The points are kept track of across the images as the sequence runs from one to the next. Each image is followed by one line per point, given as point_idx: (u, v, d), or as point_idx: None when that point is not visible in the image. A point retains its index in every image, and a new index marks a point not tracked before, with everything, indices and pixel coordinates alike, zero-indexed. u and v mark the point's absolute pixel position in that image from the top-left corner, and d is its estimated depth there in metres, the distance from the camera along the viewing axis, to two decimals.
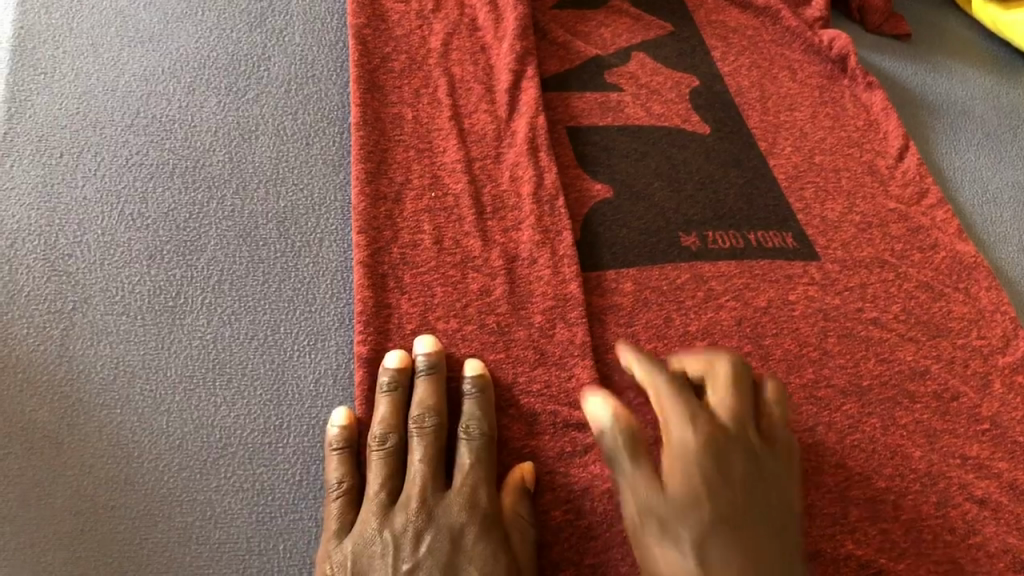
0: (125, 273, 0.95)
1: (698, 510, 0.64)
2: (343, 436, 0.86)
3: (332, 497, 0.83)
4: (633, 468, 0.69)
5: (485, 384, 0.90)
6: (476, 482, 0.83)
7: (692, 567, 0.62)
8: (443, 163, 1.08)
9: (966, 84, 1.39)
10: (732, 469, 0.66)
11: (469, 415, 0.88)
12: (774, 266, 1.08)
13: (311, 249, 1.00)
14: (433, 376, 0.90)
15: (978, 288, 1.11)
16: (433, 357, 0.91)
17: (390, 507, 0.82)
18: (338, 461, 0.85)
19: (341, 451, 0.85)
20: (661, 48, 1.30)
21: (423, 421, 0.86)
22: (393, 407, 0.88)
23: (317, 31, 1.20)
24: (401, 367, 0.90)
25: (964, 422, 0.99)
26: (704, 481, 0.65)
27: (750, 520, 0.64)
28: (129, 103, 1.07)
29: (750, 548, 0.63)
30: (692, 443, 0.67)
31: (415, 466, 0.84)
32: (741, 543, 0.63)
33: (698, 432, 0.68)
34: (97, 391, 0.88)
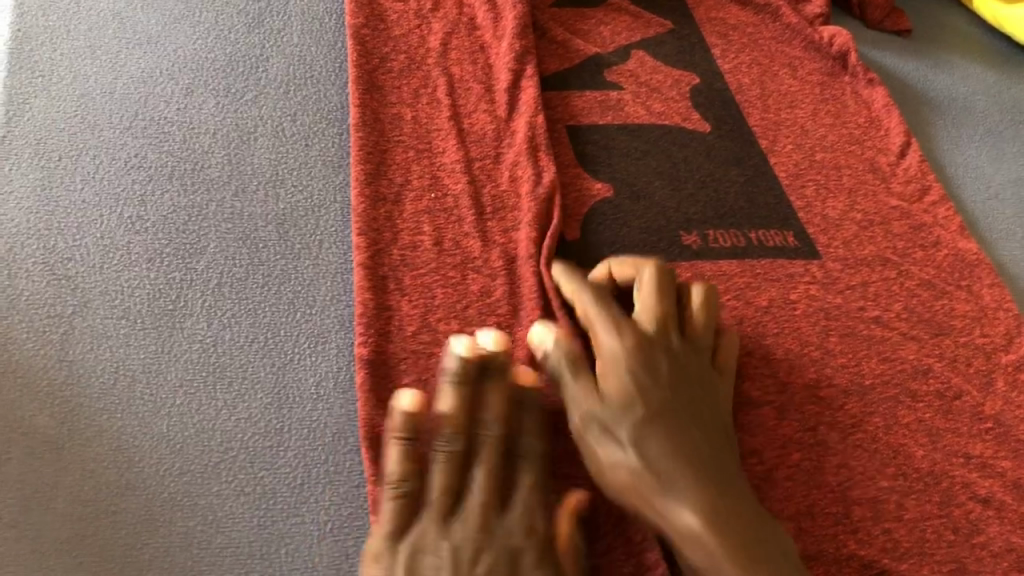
0: (124, 276, 0.94)
1: (634, 410, 0.77)
2: (410, 428, 0.80)
3: (388, 493, 0.77)
4: (573, 383, 0.81)
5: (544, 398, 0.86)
6: (536, 504, 0.79)
7: (633, 461, 0.75)
8: (442, 163, 1.08)
9: (967, 80, 1.39)
10: (659, 376, 0.80)
11: (528, 430, 0.84)
12: (775, 265, 1.07)
13: (310, 251, 1.00)
14: (497, 381, 0.84)
15: (981, 286, 1.10)
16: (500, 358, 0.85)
17: (450, 514, 0.76)
18: (398, 454, 0.79)
19: (405, 444, 0.79)
20: (661, 46, 1.29)
21: (490, 427, 0.81)
22: (458, 403, 0.82)
23: (315, 31, 1.19)
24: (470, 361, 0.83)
25: (967, 420, 0.99)
26: (636, 389, 0.79)
27: (680, 421, 0.78)
28: (127, 105, 1.06)
29: (682, 446, 0.76)
30: (622, 358, 0.81)
31: (479, 474, 0.79)
32: (674, 442, 0.76)
33: (626, 349, 0.81)
34: (97, 395, 0.87)
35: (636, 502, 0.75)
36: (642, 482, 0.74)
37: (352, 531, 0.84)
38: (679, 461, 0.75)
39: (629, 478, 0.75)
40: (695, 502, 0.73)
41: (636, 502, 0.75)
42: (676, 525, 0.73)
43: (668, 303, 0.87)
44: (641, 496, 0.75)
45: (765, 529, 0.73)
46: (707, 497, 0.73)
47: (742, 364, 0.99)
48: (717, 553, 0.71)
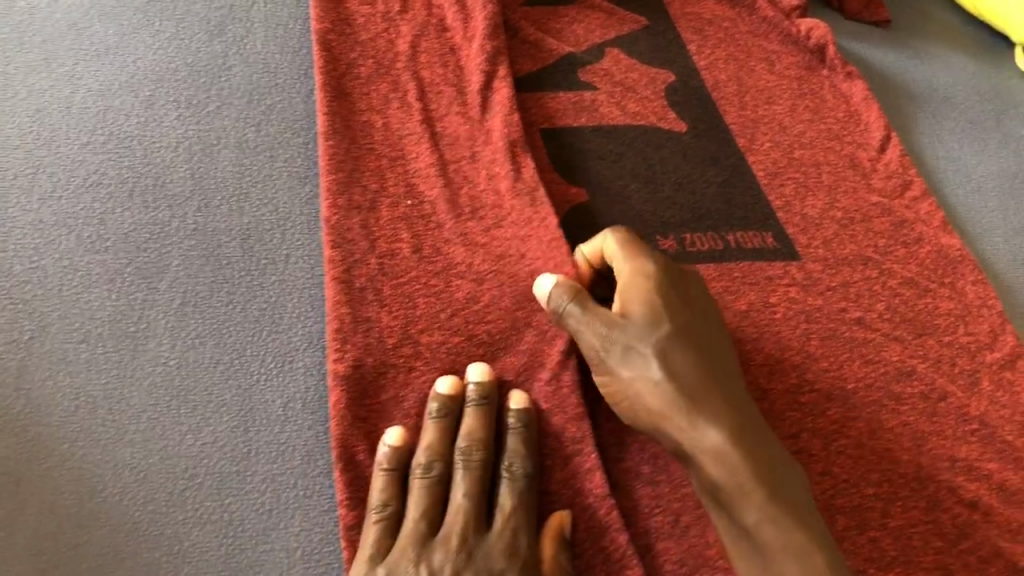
0: (84, 299, 0.92)
1: (665, 330, 0.81)
2: (393, 457, 0.84)
3: (371, 521, 0.80)
4: (588, 309, 0.84)
5: (530, 420, 0.88)
6: (518, 526, 0.81)
7: (664, 376, 0.79)
8: (415, 170, 1.05)
9: (947, 70, 1.36)
10: (684, 303, 0.84)
11: (513, 452, 0.85)
12: (754, 268, 1.05)
13: (277, 266, 0.97)
14: (481, 409, 0.87)
15: (964, 283, 1.08)
16: (484, 389, 0.88)
17: (429, 539, 0.79)
18: (383, 483, 0.82)
19: (388, 472, 0.83)
20: (635, 43, 1.27)
21: (471, 454, 0.84)
22: (440, 436, 0.85)
23: (280, 38, 1.16)
24: (451, 396, 0.88)
25: (952, 422, 0.97)
26: (667, 312, 0.82)
27: (704, 348, 0.83)
28: (85, 120, 1.03)
29: (707, 371, 0.80)
30: (650, 283, 0.84)
31: (459, 498, 0.81)
32: (700, 366, 0.80)
33: (653, 275, 0.85)
34: (58, 423, 0.85)
35: (661, 416, 0.79)
36: (672, 396, 0.78)
37: (324, 557, 0.81)
38: (705, 383, 0.79)
39: (657, 392, 0.79)
40: (722, 422, 0.77)
41: (662, 417, 0.78)
42: (703, 440, 0.77)
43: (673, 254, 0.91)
44: (669, 410, 0.78)
45: (779, 458, 0.78)
46: (732, 420, 0.78)
47: None
48: (741, 471, 0.75)
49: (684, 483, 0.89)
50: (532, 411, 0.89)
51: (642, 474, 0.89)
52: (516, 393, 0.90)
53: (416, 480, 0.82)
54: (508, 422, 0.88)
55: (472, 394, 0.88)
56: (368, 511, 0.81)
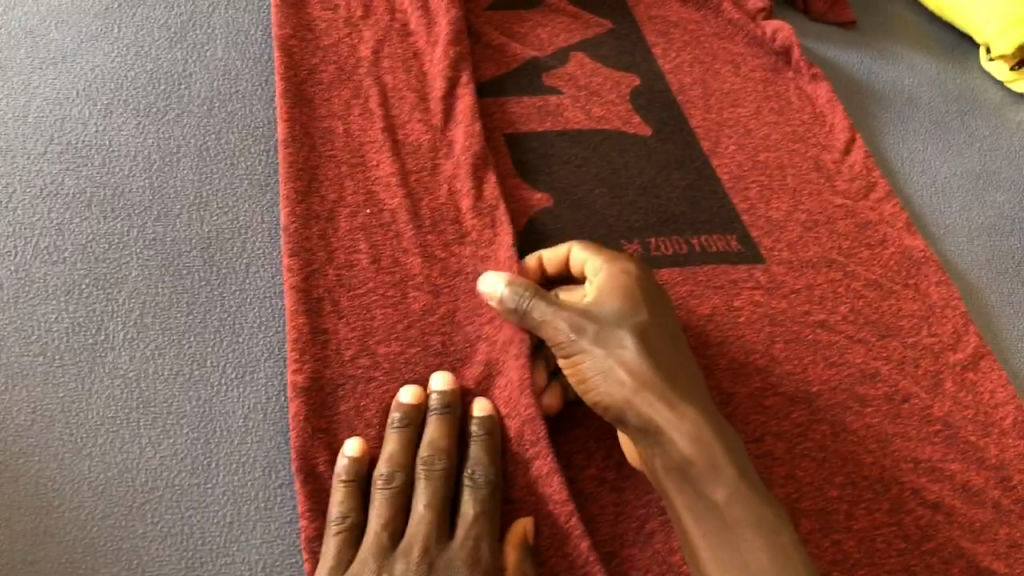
0: (41, 311, 0.90)
1: (638, 316, 0.80)
2: (352, 469, 0.83)
3: (330, 532, 0.80)
4: (553, 300, 0.81)
5: (493, 428, 0.87)
6: (480, 533, 0.80)
7: (640, 354, 0.76)
8: (377, 177, 1.05)
9: (913, 70, 1.37)
10: (654, 296, 0.83)
11: (475, 460, 0.85)
12: (718, 271, 1.05)
13: (237, 275, 0.96)
14: (444, 418, 0.87)
15: (927, 284, 1.09)
16: (447, 397, 0.88)
17: (390, 550, 0.78)
18: (343, 494, 0.82)
19: (347, 484, 0.82)
20: (600, 47, 1.26)
21: (433, 463, 0.83)
22: (403, 446, 0.85)
23: (241, 44, 1.15)
24: (413, 406, 0.87)
25: (915, 423, 0.97)
26: (639, 300, 0.81)
27: (672, 341, 0.81)
28: (42, 129, 1.02)
29: (676, 359, 0.79)
30: (622, 276, 0.83)
31: (420, 507, 0.81)
32: (669, 355, 0.79)
33: (626, 269, 0.84)
34: (14, 437, 0.84)
35: (633, 391, 0.75)
36: (647, 374, 0.75)
37: (284, 570, 0.81)
38: (676, 370, 0.77)
39: (632, 368, 0.75)
40: (693, 405, 0.75)
41: (635, 392, 0.74)
42: (678, 417, 0.73)
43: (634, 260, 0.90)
44: (642, 386, 0.75)
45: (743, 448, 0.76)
46: (702, 405, 0.76)
47: None
48: (715, 449, 0.72)
49: (646, 489, 0.89)
50: (495, 418, 0.88)
51: (605, 481, 0.89)
52: (479, 401, 0.90)
53: (377, 490, 0.82)
54: (471, 430, 0.88)
55: (435, 403, 0.88)
56: (327, 523, 0.81)
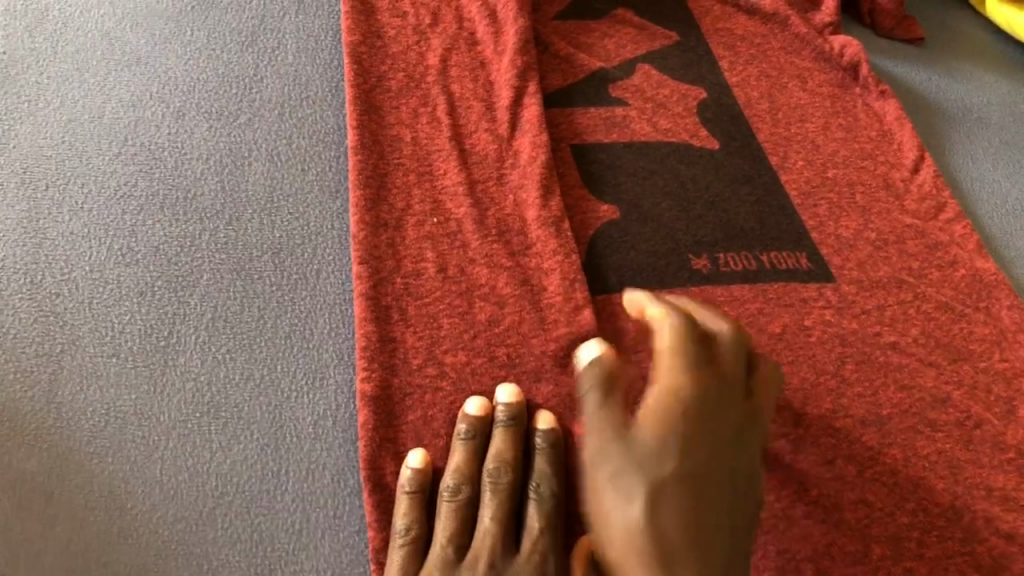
0: (114, 312, 0.91)
1: (664, 466, 0.62)
2: (417, 479, 0.83)
3: (395, 546, 0.79)
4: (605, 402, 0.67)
5: (558, 440, 0.86)
6: (545, 548, 0.79)
7: (643, 521, 0.61)
8: (444, 186, 1.05)
9: (982, 89, 1.35)
10: (707, 430, 0.64)
11: (541, 473, 0.84)
12: (788, 289, 1.04)
13: (308, 281, 0.96)
14: (509, 430, 0.86)
15: (999, 308, 1.07)
16: (514, 409, 0.87)
17: (456, 565, 0.78)
18: (408, 506, 0.81)
19: (412, 494, 0.82)
20: (666, 59, 1.25)
21: (498, 476, 0.83)
22: (468, 458, 0.85)
23: (311, 49, 1.15)
24: (481, 417, 0.87)
25: (988, 451, 0.95)
26: (675, 441, 0.63)
27: (708, 491, 0.62)
28: (117, 131, 1.03)
29: (700, 524, 0.61)
30: (671, 399, 0.65)
31: (485, 522, 0.80)
32: (694, 510, 0.61)
33: (676, 388, 0.65)
34: (87, 438, 0.84)
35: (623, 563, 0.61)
36: (642, 546, 0.60)
37: None
38: (694, 538, 0.61)
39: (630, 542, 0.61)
40: None
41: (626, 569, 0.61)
42: None
43: (734, 346, 0.70)
44: (631, 555, 0.61)
45: None
46: None
47: None
48: None
49: None
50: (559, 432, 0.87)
51: None
52: (543, 413, 0.89)
53: (443, 504, 0.82)
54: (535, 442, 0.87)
55: (502, 415, 0.87)
56: (392, 536, 0.80)
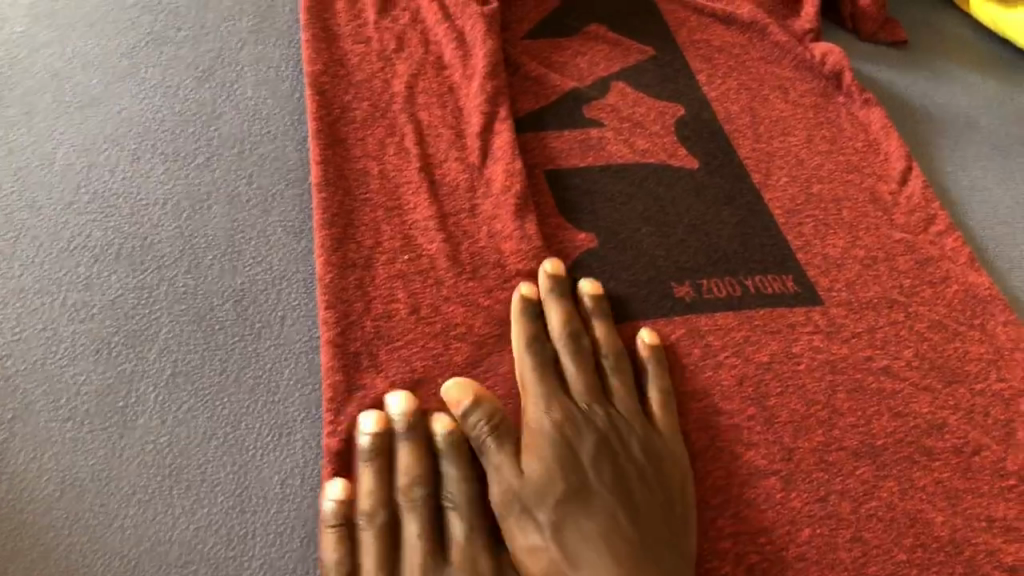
0: (69, 372, 0.87)
1: (525, 504, 0.80)
2: (338, 511, 0.79)
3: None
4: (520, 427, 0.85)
5: (460, 442, 0.83)
6: (478, 551, 0.79)
7: (544, 526, 0.79)
8: (414, 221, 1.00)
9: (968, 90, 1.31)
10: (533, 465, 0.82)
11: (452, 479, 0.82)
12: (775, 315, 1.00)
13: (272, 329, 0.92)
14: (412, 441, 0.83)
15: (995, 324, 1.03)
16: (411, 416, 0.84)
17: None
18: (335, 541, 0.78)
19: (337, 528, 0.79)
20: (642, 75, 1.21)
21: (414, 492, 0.80)
22: (379, 479, 0.81)
23: (271, 81, 1.11)
24: (379, 434, 0.83)
25: (987, 479, 0.92)
26: (521, 509, 0.80)
27: (575, 473, 0.82)
28: (69, 178, 0.99)
29: (571, 503, 0.80)
30: (503, 477, 0.81)
31: (411, 541, 0.79)
32: (569, 484, 0.81)
33: (499, 470, 0.81)
34: (43, 509, 0.80)
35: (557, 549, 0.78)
36: (551, 538, 0.78)
37: None
38: (574, 506, 0.80)
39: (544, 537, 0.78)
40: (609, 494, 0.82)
41: (556, 542, 0.78)
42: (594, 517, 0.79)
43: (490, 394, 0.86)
44: (557, 539, 0.78)
45: (673, 479, 0.85)
46: (608, 511, 0.80)
47: (743, 431, 0.92)
48: (625, 524, 0.79)
49: (707, 558, 0.84)
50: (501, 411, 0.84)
51: None
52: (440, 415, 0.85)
53: (365, 531, 0.79)
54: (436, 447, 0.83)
55: (400, 425, 0.84)
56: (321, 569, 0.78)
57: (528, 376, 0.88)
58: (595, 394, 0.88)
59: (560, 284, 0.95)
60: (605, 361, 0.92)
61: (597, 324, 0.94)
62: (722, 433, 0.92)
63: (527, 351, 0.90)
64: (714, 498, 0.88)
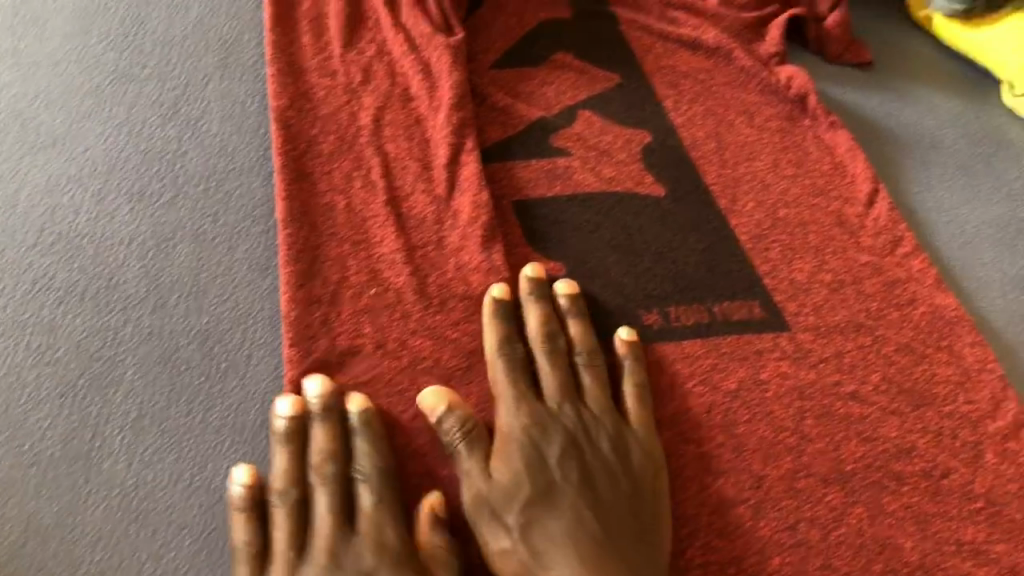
0: (33, 417, 0.86)
1: (494, 507, 0.83)
2: (246, 493, 0.81)
3: (238, 560, 0.79)
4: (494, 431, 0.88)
5: (373, 417, 0.86)
6: (384, 520, 0.81)
7: (512, 527, 0.82)
8: (380, 255, 1.00)
9: (933, 111, 1.32)
10: (502, 468, 0.85)
11: (363, 453, 0.84)
12: (742, 342, 1.01)
13: (238, 368, 0.92)
14: (326, 421, 0.85)
15: (961, 345, 1.03)
16: (326, 398, 0.87)
17: (299, 562, 0.78)
18: (243, 524, 0.80)
19: (244, 510, 0.81)
20: (609, 103, 1.22)
21: (325, 468, 0.83)
22: (291, 459, 0.83)
23: (236, 117, 1.11)
24: (294, 415, 0.85)
25: (956, 502, 0.92)
26: (490, 512, 0.83)
27: (541, 474, 0.84)
28: (33, 220, 0.98)
29: (538, 504, 0.83)
30: (472, 482, 0.84)
31: (319, 514, 0.81)
32: (535, 485, 0.84)
33: (470, 476, 0.84)
34: (7, 558, 0.79)
35: (526, 549, 0.81)
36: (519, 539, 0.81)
37: None
38: (540, 506, 0.83)
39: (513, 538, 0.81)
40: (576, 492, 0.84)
41: (524, 543, 0.81)
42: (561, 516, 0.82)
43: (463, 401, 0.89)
44: (524, 539, 0.81)
45: (640, 473, 0.87)
46: (573, 509, 0.83)
47: (712, 459, 0.92)
48: (589, 521, 0.82)
49: None
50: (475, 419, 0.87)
51: None
52: (355, 395, 0.88)
53: (276, 510, 0.81)
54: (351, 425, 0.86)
55: (315, 407, 0.86)
56: (234, 550, 0.80)
57: (502, 376, 0.90)
58: (567, 393, 0.91)
59: (538, 286, 0.97)
60: (579, 359, 0.94)
61: (572, 323, 0.96)
62: (692, 462, 0.92)
63: (500, 352, 0.92)
64: (683, 529, 0.88)
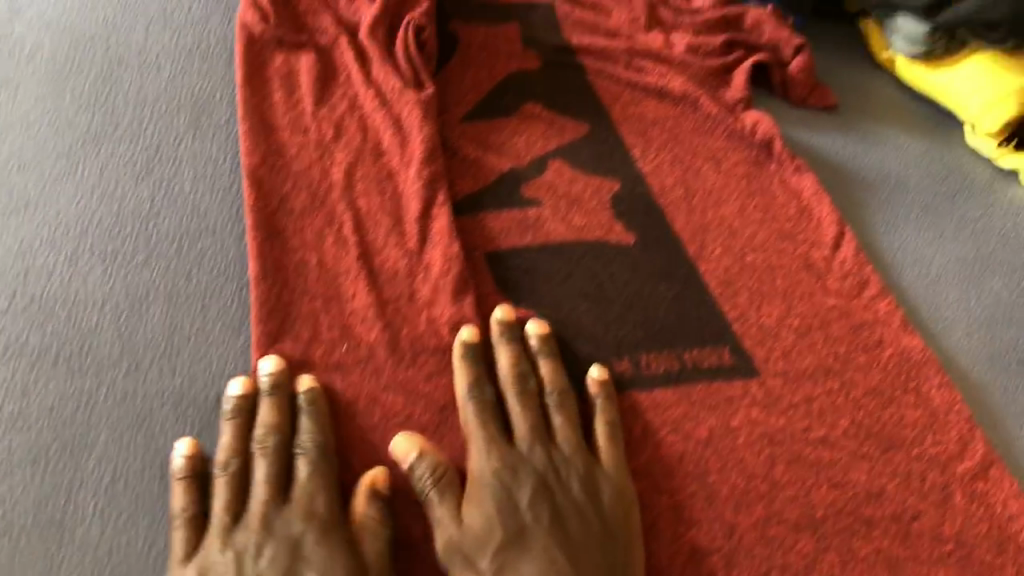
0: (6, 484, 0.86)
1: (466, 552, 0.83)
2: (188, 464, 0.86)
3: (175, 527, 0.83)
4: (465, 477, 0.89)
5: (318, 397, 0.92)
6: (317, 488, 0.85)
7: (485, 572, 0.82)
8: (353, 310, 1.01)
9: (898, 152, 1.34)
10: (474, 513, 0.85)
11: (305, 428, 0.89)
12: (713, 389, 1.02)
13: (212, 429, 0.92)
14: (274, 398, 0.91)
15: (929, 387, 1.05)
16: (277, 377, 0.93)
17: (233, 526, 0.82)
18: (181, 490, 0.85)
19: (184, 479, 0.85)
20: (578, 153, 1.24)
21: (266, 440, 0.87)
22: (236, 433, 0.88)
23: (209, 176, 1.12)
24: (243, 395, 0.91)
25: (926, 545, 0.93)
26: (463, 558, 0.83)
27: (513, 518, 0.85)
28: (5, 284, 0.99)
29: (510, 547, 0.83)
30: (444, 528, 0.85)
31: (258, 483, 0.85)
32: (506, 528, 0.84)
33: (442, 522, 0.85)
34: None
35: None
36: None
37: None
38: (512, 550, 0.83)
39: None
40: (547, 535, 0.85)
41: None
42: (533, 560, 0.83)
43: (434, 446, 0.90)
44: None
45: (611, 514, 0.88)
46: (545, 552, 0.83)
47: (685, 509, 0.93)
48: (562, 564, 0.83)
49: None
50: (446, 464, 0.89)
51: None
52: (305, 377, 0.94)
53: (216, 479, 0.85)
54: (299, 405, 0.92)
55: (265, 385, 0.92)
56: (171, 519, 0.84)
57: (472, 419, 0.92)
58: (538, 432, 0.92)
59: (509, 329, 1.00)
60: (550, 399, 0.95)
61: (542, 363, 0.98)
62: (665, 512, 0.93)
63: (471, 395, 0.93)
64: None
